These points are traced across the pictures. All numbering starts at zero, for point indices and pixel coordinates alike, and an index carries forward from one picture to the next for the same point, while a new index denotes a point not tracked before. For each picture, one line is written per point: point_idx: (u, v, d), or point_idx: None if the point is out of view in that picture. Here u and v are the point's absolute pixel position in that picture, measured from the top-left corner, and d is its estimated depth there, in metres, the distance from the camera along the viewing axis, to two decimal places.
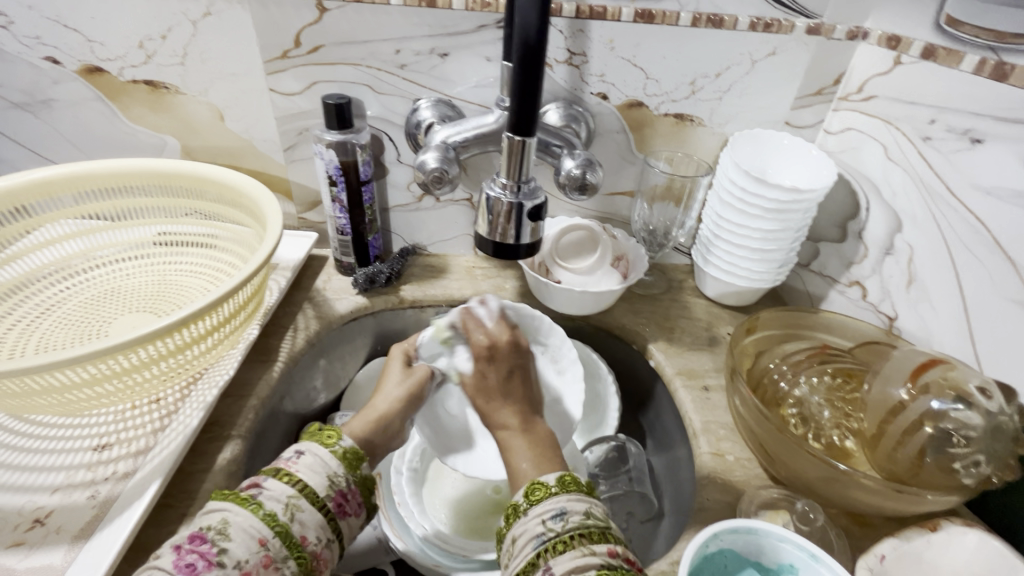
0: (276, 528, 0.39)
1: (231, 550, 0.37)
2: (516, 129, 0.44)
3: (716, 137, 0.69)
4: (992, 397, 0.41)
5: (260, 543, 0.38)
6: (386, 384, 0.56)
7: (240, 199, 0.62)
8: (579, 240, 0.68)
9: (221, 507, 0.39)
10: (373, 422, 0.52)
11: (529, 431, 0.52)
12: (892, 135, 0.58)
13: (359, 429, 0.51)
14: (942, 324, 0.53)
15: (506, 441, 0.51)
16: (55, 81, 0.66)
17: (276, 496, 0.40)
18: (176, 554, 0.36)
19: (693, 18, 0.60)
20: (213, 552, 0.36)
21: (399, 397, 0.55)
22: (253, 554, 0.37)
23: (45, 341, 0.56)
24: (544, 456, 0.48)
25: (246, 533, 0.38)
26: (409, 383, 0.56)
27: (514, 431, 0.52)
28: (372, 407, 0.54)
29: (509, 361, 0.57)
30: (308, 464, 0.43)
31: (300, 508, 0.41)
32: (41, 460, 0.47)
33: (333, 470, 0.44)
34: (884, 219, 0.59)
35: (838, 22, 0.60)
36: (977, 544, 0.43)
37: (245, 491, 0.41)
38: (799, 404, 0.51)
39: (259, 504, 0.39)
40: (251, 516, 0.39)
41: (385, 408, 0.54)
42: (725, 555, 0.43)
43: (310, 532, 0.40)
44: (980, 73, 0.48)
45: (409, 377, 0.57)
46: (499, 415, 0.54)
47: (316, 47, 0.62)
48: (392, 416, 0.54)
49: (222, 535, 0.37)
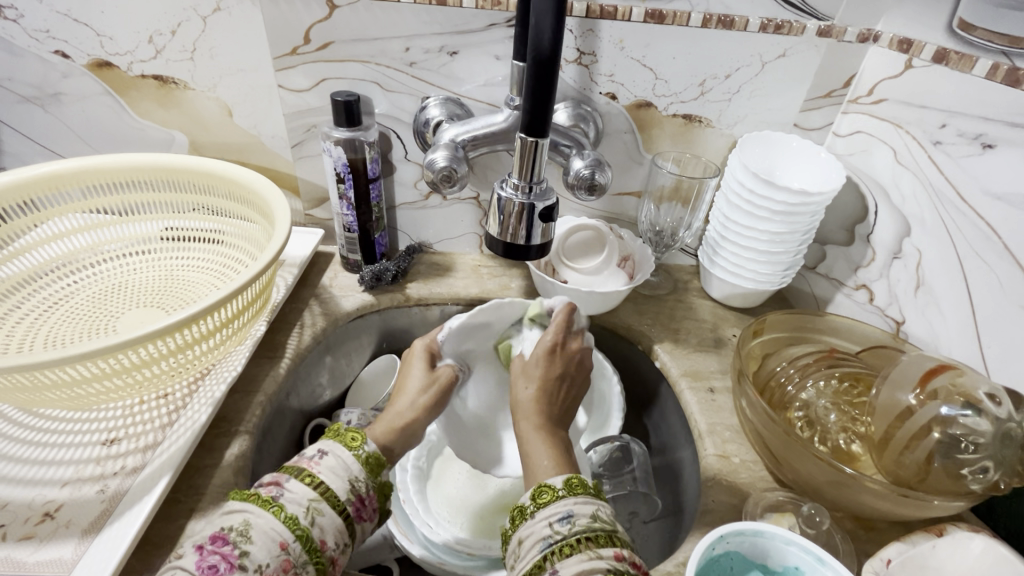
0: (298, 532, 0.39)
1: (253, 553, 0.37)
2: (529, 130, 0.44)
3: (725, 138, 0.69)
4: (1001, 403, 0.41)
5: (282, 547, 0.38)
6: (409, 387, 0.55)
7: (247, 195, 0.62)
8: (586, 240, 0.69)
9: (243, 508, 0.39)
10: (398, 428, 0.51)
11: (550, 432, 0.50)
12: (902, 139, 0.57)
13: (384, 438, 0.49)
14: (951, 329, 0.53)
15: (526, 436, 0.49)
16: (64, 75, 0.66)
17: (298, 498, 0.40)
18: (199, 554, 0.36)
19: (704, 19, 0.60)
20: (236, 555, 0.36)
21: (423, 405, 0.54)
22: (274, 558, 0.37)
23: (53, 335, 0.56)
24: (563, 459, 0.47)
25: (268, 535, 0.38)
26: (432, 390, 0.56)
27: (535, 430, 0.50)
28: (397, 412, 0.52)
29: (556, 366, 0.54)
30: (331, 466, 0.43)
31: (321, 512, 0.41)
32: (50, 454, 0.47)
33: (355, 474, 0.44)
34: (892, 223, 0.59)
35: (849, 24, 0.60)
36: (983, 549, 0.43)
37: (267, 491, 0.41)
38: (805, 408, 0.51)
39: (280, 507, 0.40)
40: (273, 519, 0.39)
41: (410, 416, 0.52)
42: (730, 557, 0.43)
43: (330, 536, 0.41)
44: (994, 77, 0.48)
45: (432, 381, 0.56)
46: (525, 413, 0.51)
47: (325, 44, 0.62)
48: (419, 422, 0.53)
49: (243, 538, 0.37)
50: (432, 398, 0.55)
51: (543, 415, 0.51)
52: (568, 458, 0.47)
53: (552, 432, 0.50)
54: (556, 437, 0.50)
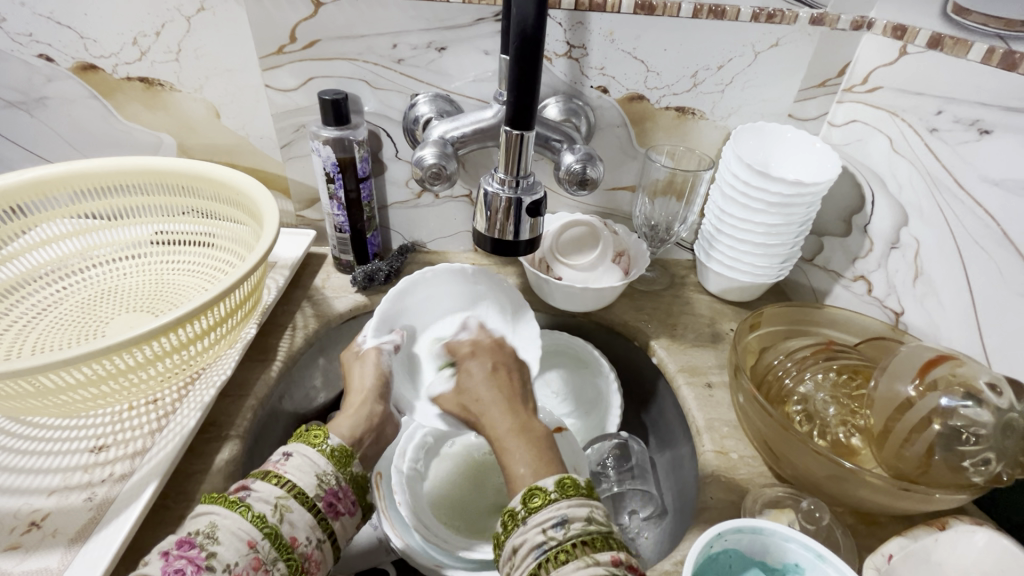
0: (265, 530, 0.38)
1: (220, 553, 0.36)
2: (514, 123, 0.43)
3: (719, 130, 0.68)
4: (1002, 394, 0.40)
5: (249, 546, 0.37)
6: (354, 379, 0.54)
7: (237, 197, 0.61)
8: (579, 236, 0.68)
9: (209, 511, 0.39)
10: (358, 417, 0.50)
11: (523, 429, 0.47)
12: (898, 127, 0.56)
13: (349, 428, 0.49)
14: (950, 319, 0.53)
15: (501, 444, 0.46)
16: (49, 79, 0.66)
17: (264, 497, 0.40)
18: (165, 559, 0.35)
19: (695, 9, 0.59)
20: (203, 556, 0.35)
21: (369, 386, 0.53)
22: (241, 557, 0.36)
23: (41, 342, 0.55)
24: (544, 458, 0.44)
25: (235, 535, 0.37)
26: (375, 370, 0.55)
27: (512, 430, 0.47)
28: (350, 403, 0.52)
29: (495, 357, 0.56)
30: (296, 464, 0.43)
31: (289, 508, 0.40)
32: (38, 462, 0.46)
33: (322, 469, 0.43)
34: (889, 213, 0.58)
35: (842, 12, 0.59)
36: (986, 542, 0.42)
37: (233, 494, 0.40)
38: (804, 401, 0.50)
39: (247, 506, 0.39)
40: (239, 518, 0.38)
41: (359, 401, 0.52)
42: (729, 555, 0.42)
43: (300, 532, 0.40)
44: (989, 62, 0.47)
45: (367, 363, 0.55)
46: (489, 417, 0.49)
47: (311, 42, 0.61)
48: (372, 401, 0.52)
49: (210, 539, 0.37)
50: (382, 377, 0.54)
51: (509, 412, 0.49)
52: (547, 451, 0.45)
53: (523, 427, 0.47)
54: (531, 428, 0.47)
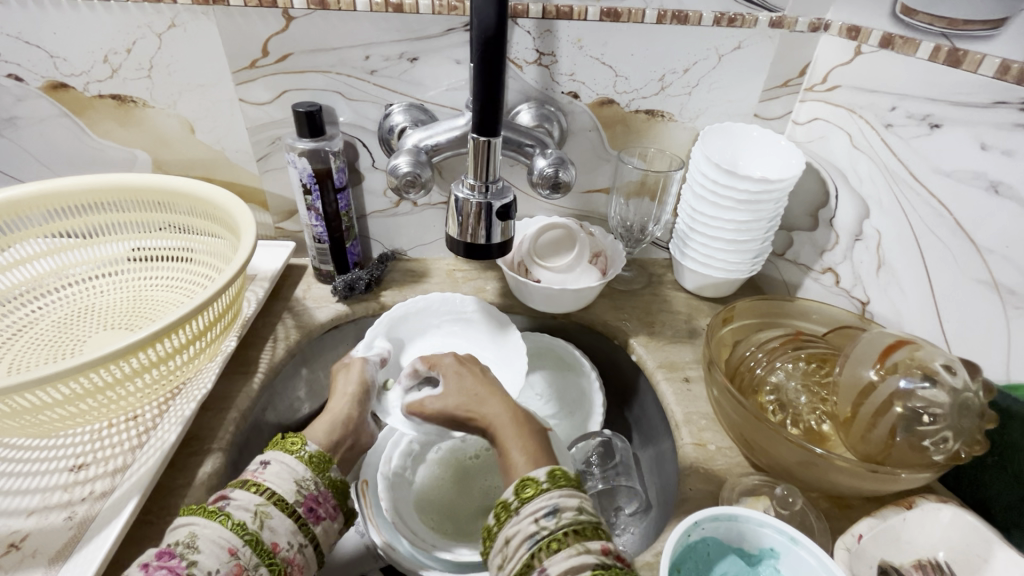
0: (247, 537, 0.38)
1: (201, 561, 0.36)
2: (481, 129, 0.44)
3: (688, 131, 0.70)
4: (957, 373, 0.42)
5: (231, 553, 0.37)
6: (341, 385, 0.57)
7: (213, 211, 0.61)
8: (556, 239, 0.69)
9: (189, 522, 0.39)
10: (335, 419, 0.52)
11: (519, 421, 0.49)
12: (856, 123, 0.59)
13: (324, 432, 0.51)
14: (911, 306, 0.55)
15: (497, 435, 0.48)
16: (18, 98, 0.65)
17: (244, 504, 0.40)
18: (143, 571, 0.35)
19: (659, 15, 0.61)
20: (183, 565, 0.35)
21: (353, 391, 0.56)
22: (223, 564, 0.37)
23: (18, 363, 0.55)
24: (539, 450, 0.45)
25: (216, 543, 0.37)
26: (358, 376, 0.58)
27: (508, 423, 0.49)
28: (333, 406, 0.54)
29: (466, 364, 0.58)
30: (275, 472, 0.43)
31: (270, 514, 0.40)
32: (16, 483, 0.46)
33: (301, 475, 0.44)
34: (852, 206, 0.60)
35: (800, 14, 0.61)
36: (952, 518, 0.44)
37: (213, 504, 0.40)
38: (777, 390, 0.52)
39: (227, 515, 0.39)
40: (219, 527, 0.38)
41: (339, 403, 0.54)
42: (707, 543, 0.43)
43: (282, 538, 0.40)
44: (936, 59, 0.49)
45: (353, 371, 0.58)
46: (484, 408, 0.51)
47: (284, 56, 0.62)
48: (352, 404, 0.55)
49: (190, 548, 0.37)
50: (365, 384, 0.57)
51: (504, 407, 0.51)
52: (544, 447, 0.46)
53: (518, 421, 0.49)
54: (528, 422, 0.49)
